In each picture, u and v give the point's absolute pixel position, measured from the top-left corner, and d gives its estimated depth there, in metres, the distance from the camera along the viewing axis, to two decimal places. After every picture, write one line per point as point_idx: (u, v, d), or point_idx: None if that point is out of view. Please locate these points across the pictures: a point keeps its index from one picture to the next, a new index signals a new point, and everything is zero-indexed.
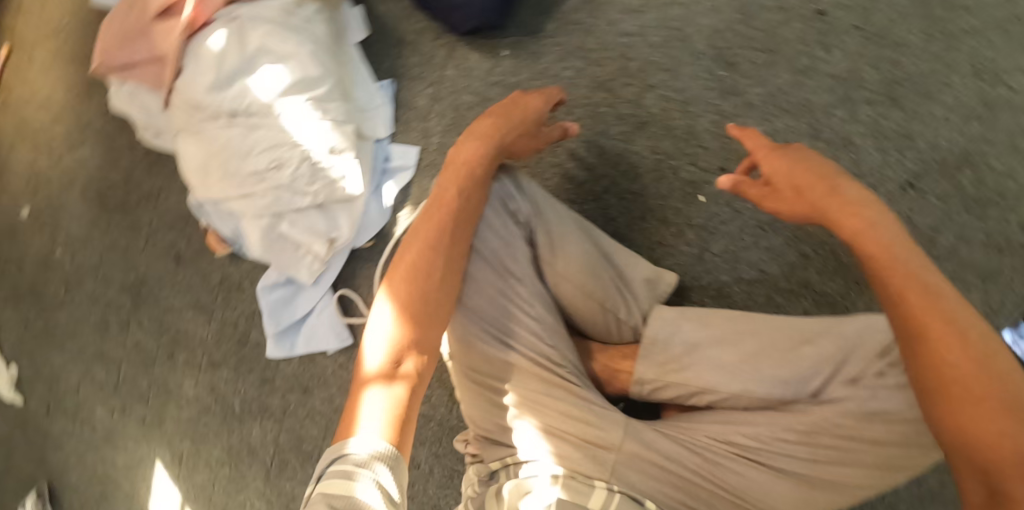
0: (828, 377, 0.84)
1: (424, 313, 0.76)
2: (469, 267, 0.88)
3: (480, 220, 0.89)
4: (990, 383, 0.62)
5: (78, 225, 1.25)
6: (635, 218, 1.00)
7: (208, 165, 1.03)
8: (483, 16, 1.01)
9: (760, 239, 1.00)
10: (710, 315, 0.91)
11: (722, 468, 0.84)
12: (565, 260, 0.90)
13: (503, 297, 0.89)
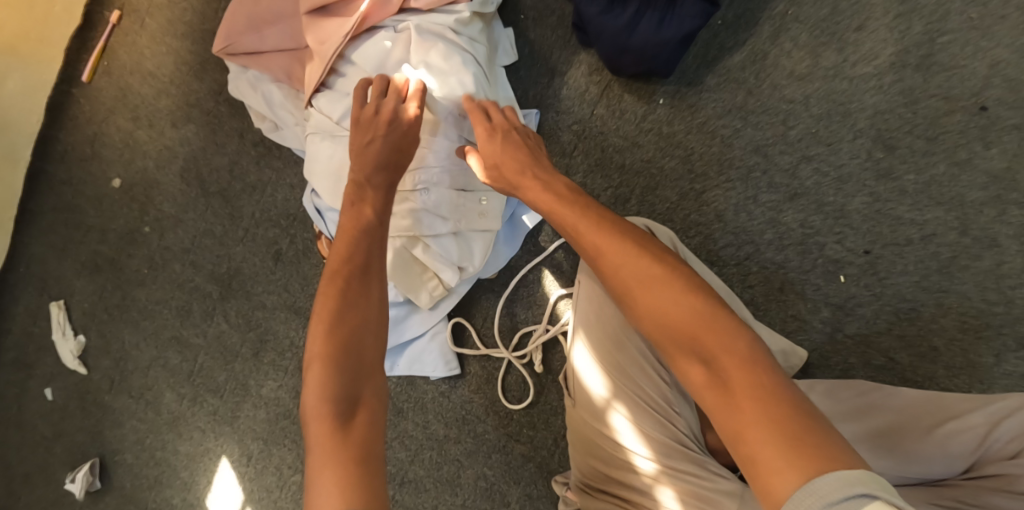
0: (978, 453, 0.82)
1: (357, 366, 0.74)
2: (613, 320, 0.89)
3: None
4: (670, 307, 0.72)
5: (171, 204, 1.21)
6: (773, 289, 1.01)
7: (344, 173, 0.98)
8: (656, 63, 0.99)
9: (894, 326, 0.99)
10: (844, 388, 0.93)
11: None
12: None
13: (641, 355, 0.88)
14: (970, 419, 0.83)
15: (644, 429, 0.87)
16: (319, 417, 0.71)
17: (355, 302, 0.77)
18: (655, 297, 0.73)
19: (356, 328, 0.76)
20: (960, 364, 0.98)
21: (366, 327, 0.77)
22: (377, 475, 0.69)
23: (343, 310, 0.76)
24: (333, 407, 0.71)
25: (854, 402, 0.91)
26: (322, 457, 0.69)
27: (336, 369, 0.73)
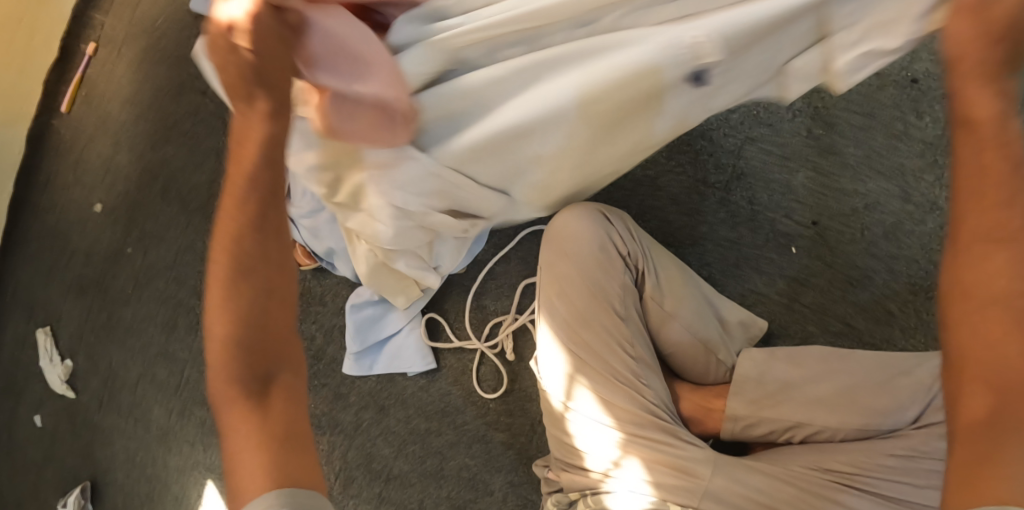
0: (924, 405, 0.89)
1: (255, 343, 0.66)
2: (578, 303, 0.91)
3: (590, 257, 0.92)
4: (1005, 358, 0.58)
5: (153, 224, 1.25)
6: (728, 265, 1.06)
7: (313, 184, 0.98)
8: None
9: (848, 292, 1.04)
10: (802, 355, 0.95)
11: (821, 496, 0.86)
12: (673, 296, 0.94)
13: (607, 332, 0.91)
14: (918, 373, 0.90)
15: (612, 402, 0.90)
16: (227, 394, 0.66)
17: (253, 278, 0.66)
18: (1000, 337, 0.59)
19: (257, 311, 0.66)
20: (915, 325, 1.03)
21: (266, 308, 0.67)
22: (309, 458, 0.66)
23: (233, 283, 0.66)
24: (241, 388, 0.66)
25: (817, 366, 0.93)
26: (240, 435, 0.65)
27: (232, 353, 0.66)
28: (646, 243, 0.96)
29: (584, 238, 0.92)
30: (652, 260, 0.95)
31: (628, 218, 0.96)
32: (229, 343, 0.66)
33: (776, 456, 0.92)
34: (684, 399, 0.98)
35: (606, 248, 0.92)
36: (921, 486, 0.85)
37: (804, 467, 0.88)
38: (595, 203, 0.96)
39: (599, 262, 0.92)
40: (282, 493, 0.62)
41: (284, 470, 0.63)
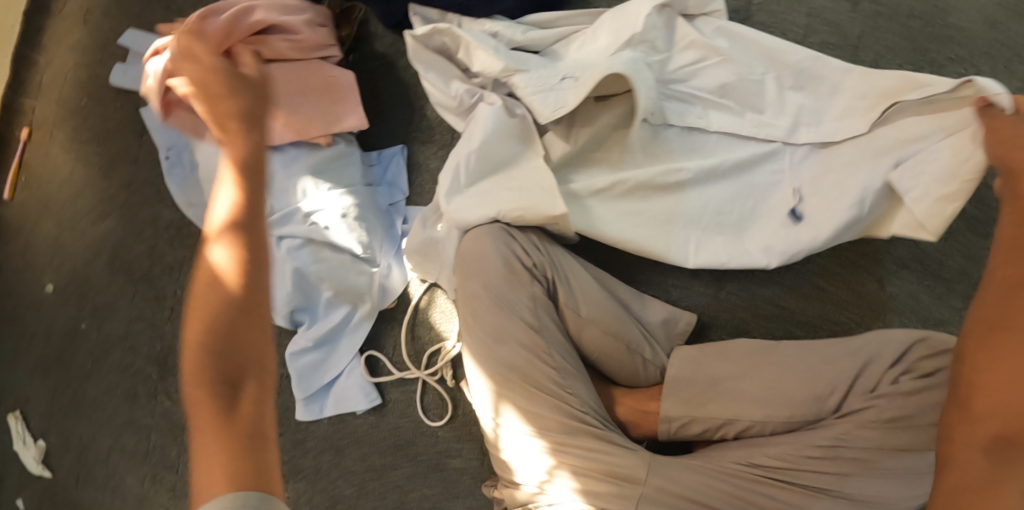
0: (844, 392, 0.89)
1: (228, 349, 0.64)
2: (493, 318, 0.93)
3: (497, 272, 0.94)
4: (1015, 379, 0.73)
5: (102, 296, 1.27)
6: (651, 264, 1.07)
7: None
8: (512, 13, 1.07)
9: (774, 274, 1.07)
10: (730, 350, 0.95)
11: (753, 492, 0.88)
12: (588, 302, 0.96)
13: (523, 345, 0.92)
14: (841, 361, 0.89)
15: (537, 414, 0.92)
16: (199, 398, 0.63)
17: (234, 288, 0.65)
18: (1011, 362, 0.73)
19: (222, 323, 0.64)
20: (843, 298, 1.06)
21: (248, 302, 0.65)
22: (271, 459, 0.63)
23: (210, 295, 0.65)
24: (213, 386, 0.63)
25: (747, 359, 0.93)
26: (207, 442, 0.62)
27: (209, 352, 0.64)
28: (555, 254, 0.98)
29: (487, 256, 0.95)
30: (561, 268, 0.97)
31: (536, 233, 0.99)
32: (207, 346, 0.64)
33: (710, 454, 0.93)
34: (619, 403, 0.99)
35: (513, 263, 0.95)
36: (845, 474, 0.86)
37: (736, 463, 0.90)
38: (497, 219, 0.98)
39: (505, 277, 0.94)
40: (240, 495, 0.58)
41: (246, 471, 0.60)
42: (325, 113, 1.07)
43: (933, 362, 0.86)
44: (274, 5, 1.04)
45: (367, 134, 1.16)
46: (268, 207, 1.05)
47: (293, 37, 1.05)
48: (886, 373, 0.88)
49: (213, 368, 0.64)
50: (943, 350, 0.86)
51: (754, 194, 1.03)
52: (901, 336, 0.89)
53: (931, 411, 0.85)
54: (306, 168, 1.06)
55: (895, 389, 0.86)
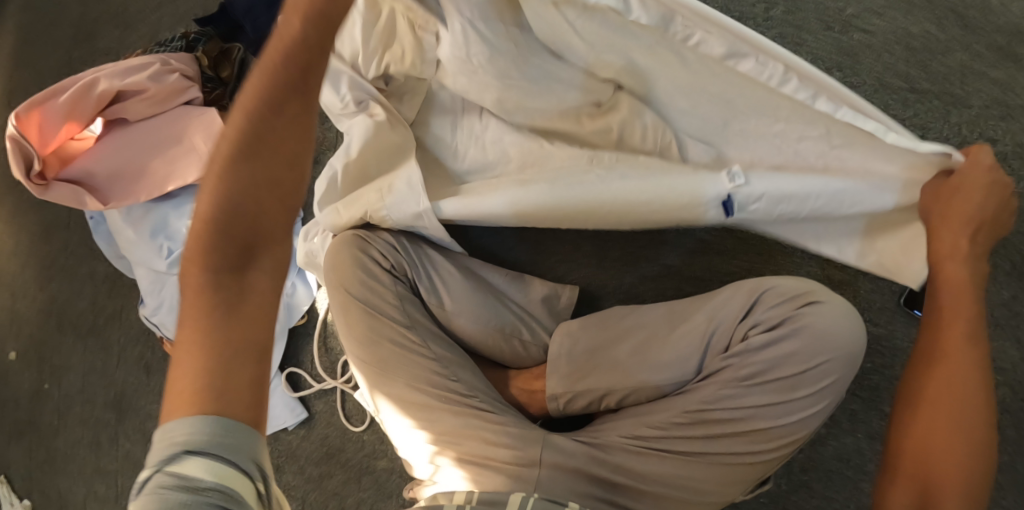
0: (703, 353, 0.91)
1: (238, 247, 0.71)
2: (368, 327, 1.02)
3: (364, 284, 1.03)
4: (946, 460, 0.77)
5: (60, 354, 1.33)
6: (531, 245, 1.11)
7: (155, 284, 1.14)
8: None
9: (654, 235, 1.09)
10: (602, 319, 0.98)
11: (635, 463, 0.89)
12: (456, 297, 1.04)
13: (400, 346, 1.01)
14: (694, 320, 0.92)
15: (420, 405, 0.98)
16: (193, 298, 0.69)
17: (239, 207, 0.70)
18: (949, 444, 0.78)
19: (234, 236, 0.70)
20: (730, 246, 1.07)
21: (259, 201, 0.71)
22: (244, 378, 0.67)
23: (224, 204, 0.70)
24: (211, 293, 0.69)
25: (615, 329, 0.96)
26: (184, 351, 0.68)
27: (210, 237, 0.70)
28: (419, 254, 1.05)
29: (348, 265, 1.03)
30: (427, 268, 1.05)
31: (407, 235, 1.06)
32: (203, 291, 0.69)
33: (596, 427, 0.95)
34: (511, 386, 1.05)
35: (372, 269, 1.03)
36: (714, 434, 0.87)
37: (621, 436, 0.91)
38: (354, 229, 1.06)
39: (368, 283, 1.03)
40: (205, 417, 0.64)
41: (216, 390, 0.65)
42: (181, 166, 1.11)
43: (780, 311, 0.87)
44: (118, 70, 1.08)
45: None
46: (167, 248, 1.12)
47: (141, 92, 1.09)
48: (735, 331, 0.89)
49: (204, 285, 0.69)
50: (788, 298, 0.87)
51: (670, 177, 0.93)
52: (752, 288, 0.90)
53: (784, 363, 0.85)
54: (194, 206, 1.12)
55: (746, 345, 0.86)
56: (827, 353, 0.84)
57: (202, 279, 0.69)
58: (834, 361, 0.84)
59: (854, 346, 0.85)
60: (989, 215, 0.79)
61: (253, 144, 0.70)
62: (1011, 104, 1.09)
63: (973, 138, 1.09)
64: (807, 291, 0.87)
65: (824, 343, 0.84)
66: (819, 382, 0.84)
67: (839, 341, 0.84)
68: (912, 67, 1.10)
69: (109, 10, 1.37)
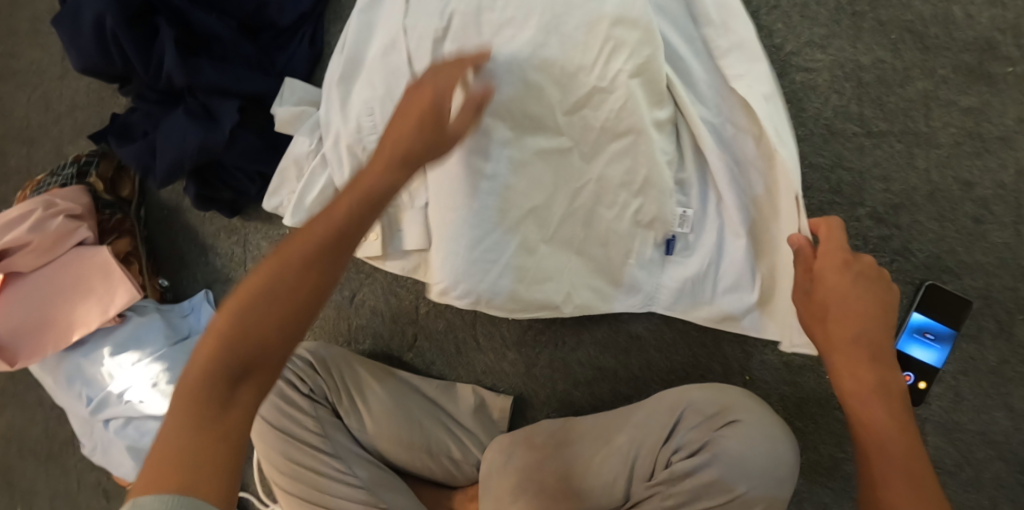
0: (628, 479, 0.86)
1: (265, 337, 0.64)
2: (287, 457, 0.96)
3: (279, 413, 0.97)
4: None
5: (25, 479, 1.32)
6: (452, 356, 1.02)
7: (88, 426, 1.12)
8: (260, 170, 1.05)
9: (583, 334, 0.98)
10: (528, 437, 0.93)
11: None
12: (377, 421, 0.98)
13: (321, 476, 0.95)
14: (617, 442, 0.87)
15: None
16: (207, 366, 0.63)
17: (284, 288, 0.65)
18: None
19: (261, 304, 0.64)
20: (667, 339, 0.97)
21: (298, 290, 0.65)
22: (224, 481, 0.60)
23: (266, 290, 0.64)
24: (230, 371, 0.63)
25: (541, 446, 0.91)
26: (179, 424, 0.61)
27: (247, 318, 0.64)
28: (333, 379, 0.99)
29: None
30: (342, 385, 0.99)
31: (314, 356, 0.99)
32: (215, 363, 0.63)
33: None
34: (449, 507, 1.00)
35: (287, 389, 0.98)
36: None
37: None
38: None
39: (281, 407, 0.98)
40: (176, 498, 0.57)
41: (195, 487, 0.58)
42: (82, 310, 1.07)
43: (699, 435, 0.82)
44: None
45: (177, 285, 1.17)
46: (86, 395, 1.09)
47: (24, 245, 1.04)
48: (659, 456, 0.85)
49: (229, 353, 0.63)
50: (705, 419, 0.83)
51: (643, 168, 0.88)
52: (672, 405, 0.85)
53: (710, 493, 0.79)
54: (105, 351, 1.09)
55: (667, 474, 0.81)
56: (752, 479, 0.78)
57: (224, 349, 0.63)
58: (765, 486, 0.77)
59: (780, 466, 0.78)
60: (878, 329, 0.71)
61: (322, 250, 0.66)
62: (986, 137, 0.93)
63: (942, 184, 0.94)
64: (723, 409, 0.82)
65: (748, 470, 0.78)
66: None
67: (764, 466, 0.78)
68: (867, 106, 0.95)
69: (11, 124, 1.30)
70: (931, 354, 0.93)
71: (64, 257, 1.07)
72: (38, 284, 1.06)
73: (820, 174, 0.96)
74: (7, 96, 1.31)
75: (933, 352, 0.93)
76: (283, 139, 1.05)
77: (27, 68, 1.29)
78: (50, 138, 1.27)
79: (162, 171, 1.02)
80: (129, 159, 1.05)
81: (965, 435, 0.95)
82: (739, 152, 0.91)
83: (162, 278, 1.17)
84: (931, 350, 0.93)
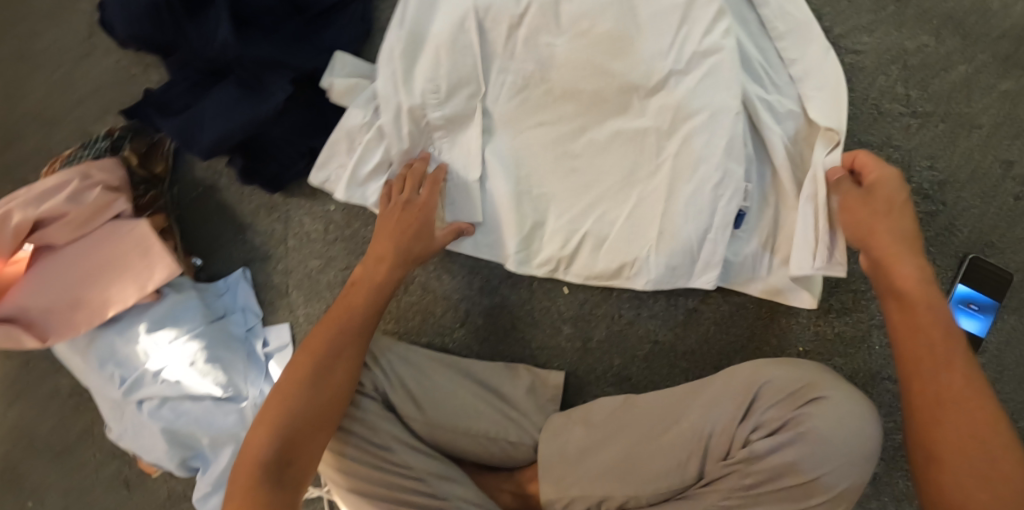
0: (702, 458, 0.85)
1: (300, 423, 0.83)
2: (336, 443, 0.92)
3: None
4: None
5: (35, 473, 1.26)
6: (506, 332, 1.01)
7: (119, 409, 1.08)
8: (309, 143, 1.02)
9: (639, 309, 1.00)
10: (593, 416, 0.93)
11: None
12: (430, 405, 0.94)
13: (373, 464, 0.91)
14: (690, 421, 0.86)
15: None
16: (253, 457, 0.81)
17: (316, 374, 0.86)
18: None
19: (292, 401, 0.84)
20: (723, 313, 0.99)
21: (320, 381, 0.86)
22: None
23: (299, 380, 0.85)
24: (267, 458, 0.81)
25: (607, 425, 0.91)
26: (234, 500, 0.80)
27: (321, 383, 0.86)
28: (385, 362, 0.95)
29: None
30: (389, 372, 0.95)
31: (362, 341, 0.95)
32: (266, 447, 0.82)
33: None
34: (501, 491, 0.96)
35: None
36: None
37: None
38: None
39: None
40: None
41: None
42: (118, 287, 1.03)
43: (779, 412, 0.82)
44: (30, 196, 0.99)
45: (209, 265, 1.14)
46: (119, 376, 1.05)
47: (59, 216, 1.00)
48: (736, 434, 0.84)
49: (271, 442, 0.82)
50: (787, 395, 0.83)
51: (721, 142, 0.92)
52: (747, 383, 0.85)
53: (792, 469, 0.79)
54: (141, 327, 1.05)
55: (747, 452, 0.81)
56: (837, 454, 0.78)
57: (267, 439, 0.82)
58: (845, 462, 0.78)
59: (864, 444, 0.79)
60: (914, 236, 0.81)
61: (338, 340, 0.88)
62: (1023, 120, 0.96)
63: (985, 164, 0.96)
64: (807, 385, 0.82)
65: (833, 447, 0.78)
66: (835, 487, 0.78)
67: (847, 444, 0.78)
68: (912, 89, 0.97)
69: (27, 105, 1.23)
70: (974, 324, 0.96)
71: (100, 231, 1.03)
72: (72, 258, 1.02)
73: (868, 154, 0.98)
74: (23, 74, 1.23)
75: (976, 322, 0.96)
76: (330, 113, 1.03)
77: (46, 47, 1.22)
78: (72, 118, 1.22)
79: (210, 144, 0.98)
80: (170, 128, 1.00)
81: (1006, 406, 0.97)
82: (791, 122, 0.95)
83: (195, 256, 1.14)
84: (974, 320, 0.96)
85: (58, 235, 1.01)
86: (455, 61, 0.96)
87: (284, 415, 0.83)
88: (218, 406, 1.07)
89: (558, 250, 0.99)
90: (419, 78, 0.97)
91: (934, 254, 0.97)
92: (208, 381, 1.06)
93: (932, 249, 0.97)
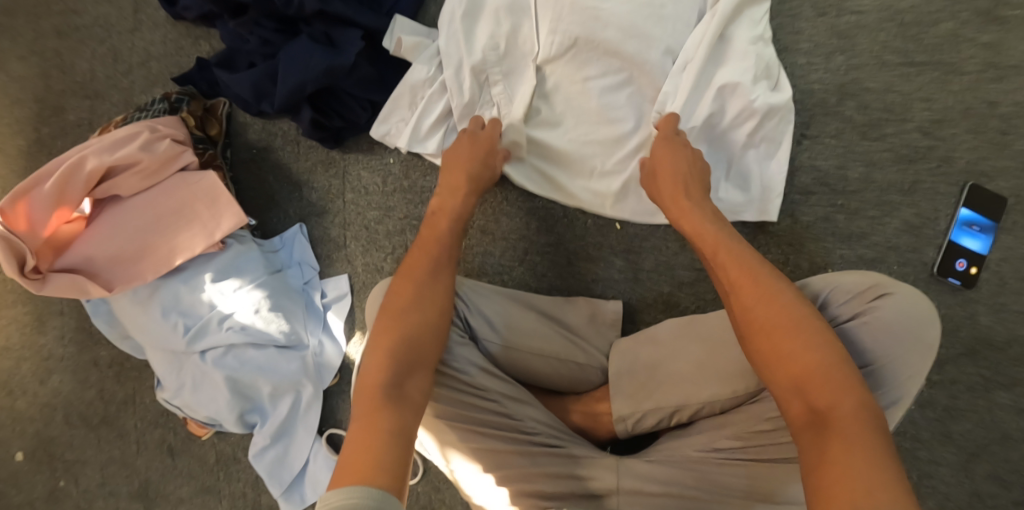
0: None
1: (413, 352, 0.87)
2: None
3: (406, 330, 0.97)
4: (805, 365, 0.80)
5: (72, 448, 1.24)
6: (563, 266, 1.11)
7: (176, 366, 1.09)
8: (370, 98, 1.11)
9: (685, 239, 1.09)
10: (660, 337, 1.01)
11: (716, 474, 0.91)
12: (505, 331, 1.03)
13: (457, 389, 0.97)
14: None
15: (489, 447, 0.95)
16: (370, 381, 0.84)
17: (413, 304, 0.89)
18: (801, 349, 0.81)
19: (401, 331, 0.87)
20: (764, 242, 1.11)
21: (418, 309, 0.89)
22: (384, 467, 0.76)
23: (401, 313, 0.89)
24: (387, 380, 0.83)
25: (675, 342, 1.00)
26: (359, 420, 0.81)
27: (421, 314, 0.89)
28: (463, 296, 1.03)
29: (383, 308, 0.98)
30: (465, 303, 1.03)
31: None
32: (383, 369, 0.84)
33: (669, 444, 0.97)
34: (575, 411, 1.04)
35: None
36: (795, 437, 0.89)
37: (697, 450, 0.94)
38: None
39: None
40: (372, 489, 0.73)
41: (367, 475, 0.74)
42: (186, 236, 1.07)
43: (851, 307, 0.91)
44: (102, 146, 1.04)
45: (265, 224, 1.18)
46: (182, 324, 1.07)
47: (131, 166, 1.05)
48: None
49: (386, 358, 0.85)
50: (854, 296, 0.92)
51: (747, 96, 1.02)
52: (817, 289, 0.95)
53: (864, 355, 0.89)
54: (206, 276, 1.08)
55: None
56: (903, 338, 0.88)
57: (382, 358, 0.85)
58: (905, 350, 0.88)
59: (927, 327, 0.89)
60: (689, 173, 0.98)
61: (427, 270, 0.93)
62: (1003, 66, 1.10)
63: (972, 103, 1.10)
64: (872, 285, 0.91)
65: (895, 336, 0.88)
66: (898, 375, 0.87)
67: (909, 331, 0.88)
68: (907, 42, 1.12)
69: (73, 80, 1.26)
70: (975, 242, 1.09)
71: (167, 183, 1.08)
72: (139, 207, 1.06)
73: (875, 99, 1.11)
74: (67, 50, 1.26)
75: (976, 240, 1.09)
76: (391, 72, 1.12)
77: (92, 24, 1.26)
78: (118, 90, 1.25)
79: (278, 102, 1.09)
80: (244, 85, 1.11)
81: (1012, 315, 1.09)
82: (739, 46, 1.03)
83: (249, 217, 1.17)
84: (976, 239, 1.09)
85: (129, 184, 1.05)
86: (506, 21, 1.04)
87: (397, 342, 0.86)
88: (276, 358, 1.09)
89: (607, 189, 1.06)
90: (472, 38, 1.05)
91: (937, 182, 1.10)
92: (270, 330, 1.08)
93: (935, 177, 1.10)
